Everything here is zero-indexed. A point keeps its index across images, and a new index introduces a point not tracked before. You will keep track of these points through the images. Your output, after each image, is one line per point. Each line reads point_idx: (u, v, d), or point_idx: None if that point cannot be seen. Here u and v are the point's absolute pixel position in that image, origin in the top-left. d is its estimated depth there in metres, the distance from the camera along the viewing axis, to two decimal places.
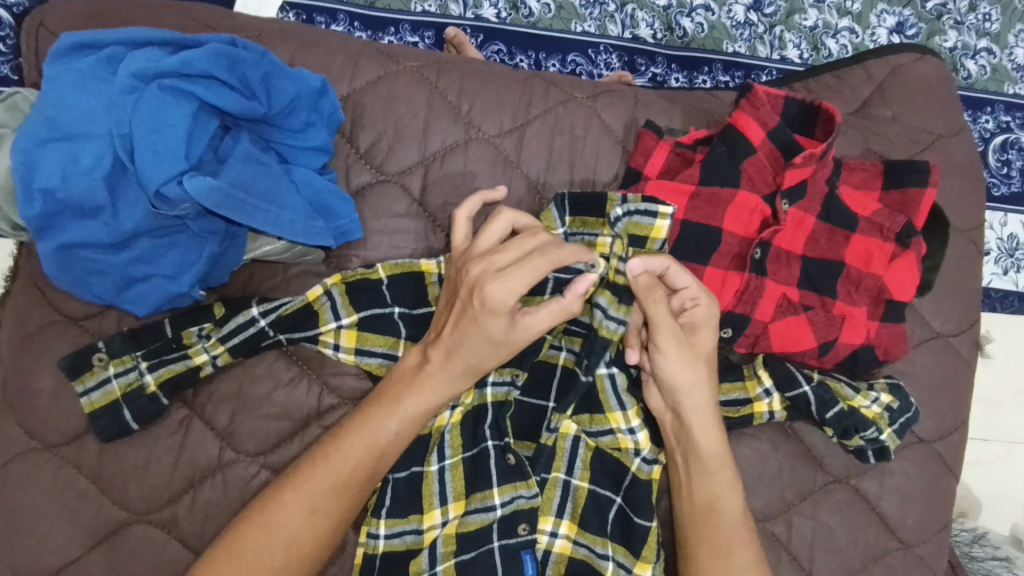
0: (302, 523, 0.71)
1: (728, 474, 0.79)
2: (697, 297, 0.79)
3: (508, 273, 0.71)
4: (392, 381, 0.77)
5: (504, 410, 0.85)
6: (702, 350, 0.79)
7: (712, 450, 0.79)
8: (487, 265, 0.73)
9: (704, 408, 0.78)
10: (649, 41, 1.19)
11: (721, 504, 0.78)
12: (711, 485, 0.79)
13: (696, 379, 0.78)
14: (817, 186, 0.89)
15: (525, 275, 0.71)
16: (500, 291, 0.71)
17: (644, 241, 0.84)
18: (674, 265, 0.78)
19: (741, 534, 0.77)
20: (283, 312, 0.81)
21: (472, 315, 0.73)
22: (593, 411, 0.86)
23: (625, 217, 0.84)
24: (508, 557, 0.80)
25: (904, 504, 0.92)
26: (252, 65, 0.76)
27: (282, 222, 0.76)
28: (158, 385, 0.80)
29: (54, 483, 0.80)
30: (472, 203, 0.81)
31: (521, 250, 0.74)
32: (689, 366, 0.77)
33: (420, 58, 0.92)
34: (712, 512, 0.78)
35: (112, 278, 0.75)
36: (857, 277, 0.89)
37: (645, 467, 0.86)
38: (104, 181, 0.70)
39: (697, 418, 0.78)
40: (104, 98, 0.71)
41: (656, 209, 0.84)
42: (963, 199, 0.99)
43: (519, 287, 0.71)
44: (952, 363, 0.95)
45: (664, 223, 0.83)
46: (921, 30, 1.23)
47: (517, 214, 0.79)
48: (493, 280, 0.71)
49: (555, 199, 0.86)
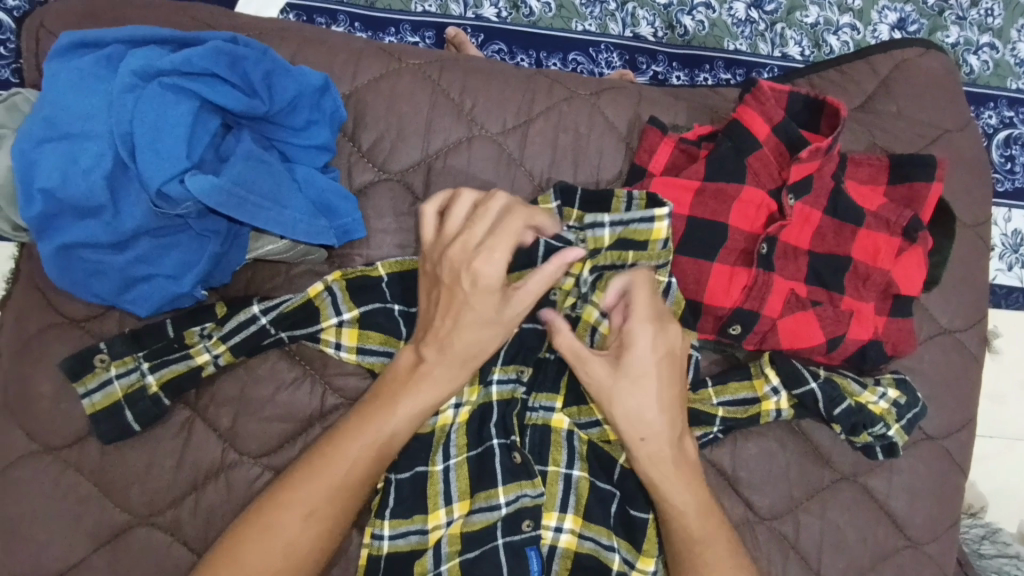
0: (307, 524, 0.70)
1: (688, 503, 0.76)
2: (636, 319, 0.76)
3: (489, 249, 0.74)
4: (389, 381, 0.76)
5: (510, 408, 0.85)
6: (636, 374, 0.75)
7: (662, 479, 0.76)
8: (466, 242, 0.74)
9: (650, 437, 0.75)
10: (650, 40, 1.19)
11: (690, 530, 0.76)
12: (671, 517, 0.76)
13: (630, 408, 0.75)
14: (824, 180, 0.89)
15: (507, 240, 0.74)
16: (485, 266, 0.73)
17: (644, 245, 0.83)
18: (642, 279, 0.78)
19: (705, 558, 0.75)
20: (283, 310, 0.81)
21: (460, 299, 0.75)
22: (581, 402, 0.85)
23: (617, 227, 0.83)
24: (514, 556, 0.79)
25: (913, 502, 0.91)
26: (254, 63, 0.75)
27: (285, 221, 0.75)
28: (159, 386, 0.80)
29: (56, 486, 0.79)
30: (438, 198, 0.80)
31: (488, 222, 0.75)
32: (618, 394, 0.76)
33: (421, 56, 0.92)
34: (690, 541, 0.76)
35: (113, 278, 0.74)
36: (865, 272, 0.88)
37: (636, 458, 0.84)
38: (104, 181, 0.69)
39: (641, 449, 0.76)
40: (104, 96, 0.71)
41: (653, 214, 0.81)
42: (969, 194, 0.99)
43: (504, 259, 0.74)
44: (960, 359, 0.94)
45: (663, 226, 0.82)
46: (922, 26, 1.22)
47: (476, 192, 0.78)
48: (476, 258, 0.73)
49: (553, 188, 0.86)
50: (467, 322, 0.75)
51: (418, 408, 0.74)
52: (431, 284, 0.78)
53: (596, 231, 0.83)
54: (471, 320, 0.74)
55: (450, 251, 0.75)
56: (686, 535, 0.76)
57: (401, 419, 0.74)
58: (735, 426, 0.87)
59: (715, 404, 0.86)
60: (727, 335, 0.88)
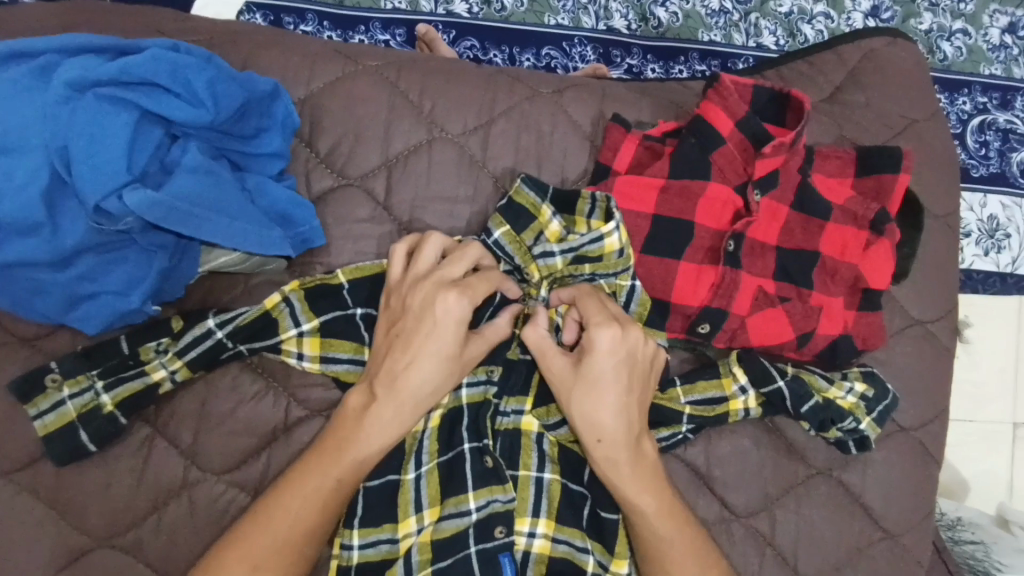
0: (281, 538, 0.70)
1: (652, 509, 0.75)
2: (595, 326, 0.76)
3: (465, 287, 0.76)
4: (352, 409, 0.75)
5: (482, 410, 0.83)
6: (595, 380, 0.74)
7: (623, 484, 0.75)
8: (438, 280, 0.76)
9: (613, 446, 0.74)
10: (623, 32, 1.17)
11: (656, 534, 0.75)
12: (636, 520, 0.75)
13: (591, 415, 0.74)
14: (790, 175, 0.88)
15: (484, 286, 0.78)
16: (456, 301, 0.75)
17: (599, 260, 0.82)
18: (583, 295, 0.81)
19: (679, 559, 0.75)
20: (240, 323, 0.79)
21: (423, 332, 0.75)
22: (549, 404, 0.84)
23: (569, 253, 0.82)
24: (486, 563, 0.78)
25: (888, 494, 0.91)
26: (197, 70, 0.73)
27: (234, 232, 0.73)
28: (115, 405, 0.77)
29: (11, 510, 0.77)
30: (409, 238, 0.81)
31: (463, 261, 0.79)
32: (578, 401, 0.75)
33: (380, 57, 0.90)
34: (656, 544, 0.75)
35: (57, 296, 0.72)
36: (833, 266, 0.88)
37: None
38: (40, 197, 0.67)
39: (604, 455, 0.74)
40: (35, 109, 0.68)
41: (600, 232, 0.80)
42: (939, 182, 0.98)
43: (475, 298, 0.76)
44: (931, 350, 0.94)
45: (612, 241, 0.80)
46: (896, 13, 1.22)
47: (445, 238, 0.80)
48: (451, 291, 0.75)
49: (522, 179, 0.83)
50: (426, 354, 0.74)
51: (385, 438, 0.73)
52: (390, 319, 0.77)
53: (547, 260, 0.83)
54: (435, 358, 0.74)
55: (420, 289, 0.76)
56: (652, 539, 0.75)
57: (374, 434, 0.73)
58: (704, 424, 0.85)
59: (682, 402, 0.85)
60: (697, 334, 0.87)
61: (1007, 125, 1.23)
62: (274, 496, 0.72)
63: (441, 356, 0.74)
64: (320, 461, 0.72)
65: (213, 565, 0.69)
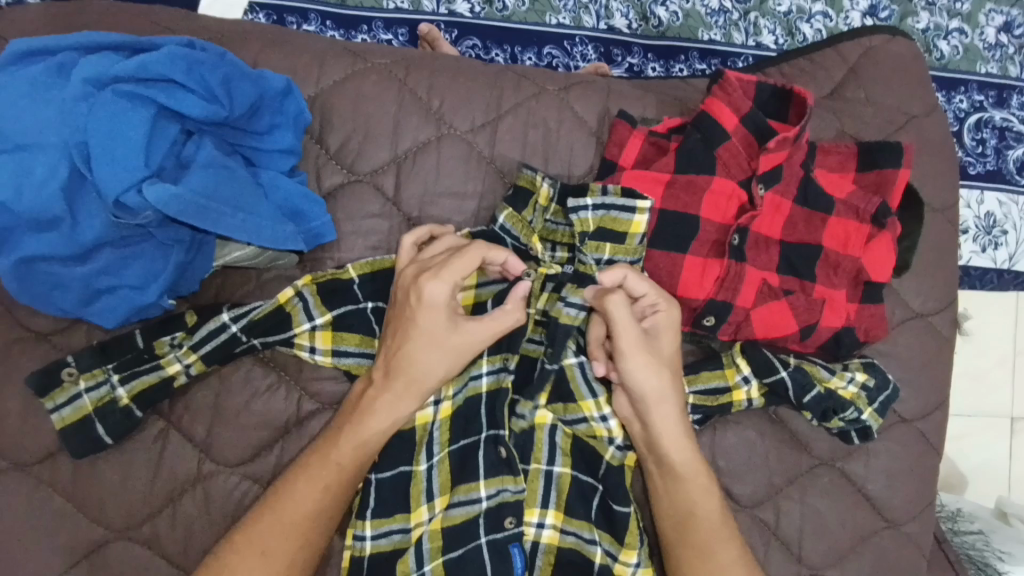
0: (296, 526, 0.72)
1: (699, 480, 0.78)
2: (657, 303, 0.79)
3: (437, 269, 0.74)
4: (360, 399, 0.77)
5: (499, 398, 0.83)
6: (660, 353, 0.78)
7: (683, 459, 0.78)
8: (421, 265, 0.76)
9: (672, 416, 0.78)
10: (624, 31, 1.18)
11: (709, 513, 0.78)
12: (693, 497, 0.78)
13: (659, 386, 0.77)
14: (794, 169, 0.89)
15: (461, 265, 0.75)
16: (432, 285, 0.74)
17: (623, 237, 0.83)
18: (632, 274, 0.78)
19: (722, 540, 0.77)
20: (254, 317, 0.80)
21: (409, 318, 0.75)
22: (566, 400, 0.85)
23: (599, 211, 0.83)
24: (497, 554, 0.79)
25: (890, 484, 0.92)
26: (212, 68, 0.74)
27: (249, 227, 0.74)
28: (131, 398, 0.79)
29: (27, 503, 0.78)
30: (416, 230, 0.81)
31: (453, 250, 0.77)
32: (648, 373, 0.76)
33: (388, 55, 0.91)
34: (689, 518, 0.78)
35: (75, 290, 0.73)
36: (836, 260, 0.89)
37: (619, 454, 0.85)
38: (60, 192, 0.68)
39: (664, 424, 0.78)
40: (55, 106, 0.69)
41: (634, 205, 0.82)
42: (938, 178, 1.00)
43: (452, 279, 0.74)
44: (932, 342, 0.95)
45: (641, 219, 0.82)
46: (893, 12, 1.23)
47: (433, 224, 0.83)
48: (424, 278, 0.74)
49: (523, 165, 0.88)
50: (424, 344, 0.74)
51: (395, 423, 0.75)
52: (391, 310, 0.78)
53: (579, 214, 0.82)
54: (431, 346, 0.74)
55: (404, 277, 0.77)
56: (697, 515, 0.78)
57: (388, 424, 0.75)
58: (708, 414, 0.87)
59: (687, 393, 0.87)
60: (702, 327, 0.88)
61: (1003, 122, 1.24)
62: (288, 487, 0.73)
63: (439, 344, 0.74)
64: (336, 451, 0.74)
65: (230, 555, 0.71)
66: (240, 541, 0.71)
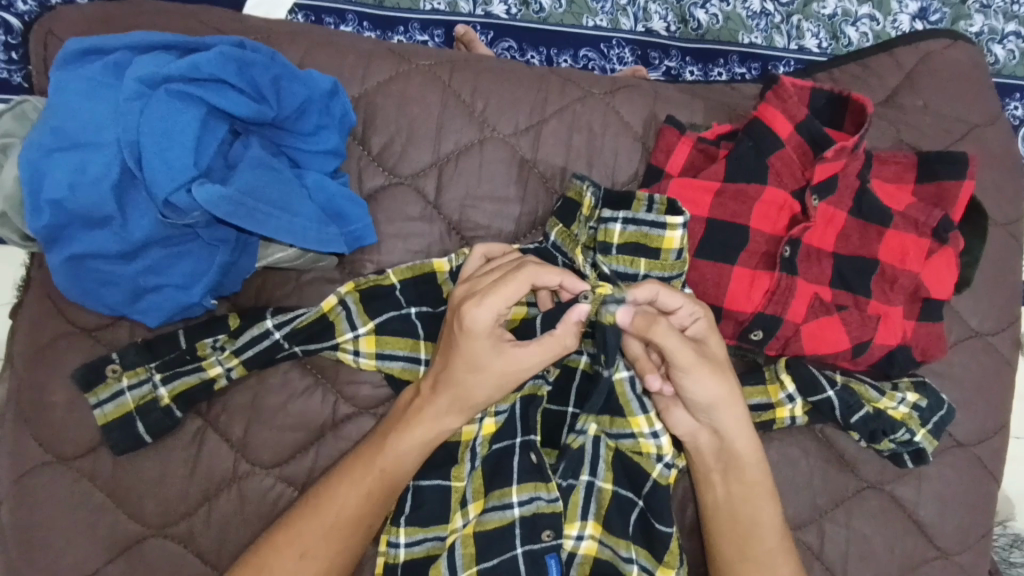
0: (333, 528, 0.71)
1: (760, 480, 0.76)
2: (695, 312, 0.74)
3: (483, 295, 0.71)
4: (407, 408, 0.76)
5: (532, 406, 0.82)
6: (717, 359, 0.74)
7: (750, 464, 0.76)
8: (470, 287, 0.74)
9: (741, 417, 0.75)
10: (662, 34, 1.15)
11: (767, 522, 0.75)
12: (762, 506, 0.75)
13: (726, 392, 0.73)
14: (848, 179, 0.85)
15: (517, 284, 0.70)
16: (474, 311, 0.70)
17: (658, 254, 0.79)
18: (664, 287, 0.73)
19: (780, 556, 0.74)
20: (298, 324, 0.80)
21: (453, 342, 0.73)
22: (614, 414, 0.82)
23: (630, 226, 0.79)
24: (532, 563, 0.78)
25: (943, 510, 0.88)
26: (262, 68, 0.75)
27: (294, 228, 0.74)
28: (172, 398, 0.79)
29: (69, 496, 0.79)
30: (489, 245, 0.80)
31: (502, 272, 0.74)
32: (712, 380, 0.72)
33: (431, 56, 0.90)
34: (750, 528, 0.75)
35: (123, 288, 0.74)
36: (892, 274, 0.85)
37: (667, 473, 0.81)
38: (113, 191, 0.69)
39: (733, 428, 0.75)
40: (112, 105, 0.70)
41: (666, 220, 0.78)
42: (1000, 190, 0.95)
43: (497, 305, 0.70)
44: (992, 363, 0.91)
45: (675, 235, 0.78)
46: (945, 15, 1.18)
47: (488, 245, 0.80)
48: (468, 303, 0.71)
49: (571, 174, 0.85)
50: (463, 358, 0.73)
51: (433, 436, 0.74)
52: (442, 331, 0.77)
53: (608, 225, 0.79)
54: (464, 360, 0.72)
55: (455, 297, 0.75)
56: (758, 527, 0.75)
57: (429, 434, 0.74)
58: None
59: None
60: (750, 341, 0.85)
61: None
62: (326, 496, 0.72)
63: (479, 359, 0.72)
64: (372, 456, 0.73)
65: (266, 558, 0.70)
66: (274, 544, 0.71)
